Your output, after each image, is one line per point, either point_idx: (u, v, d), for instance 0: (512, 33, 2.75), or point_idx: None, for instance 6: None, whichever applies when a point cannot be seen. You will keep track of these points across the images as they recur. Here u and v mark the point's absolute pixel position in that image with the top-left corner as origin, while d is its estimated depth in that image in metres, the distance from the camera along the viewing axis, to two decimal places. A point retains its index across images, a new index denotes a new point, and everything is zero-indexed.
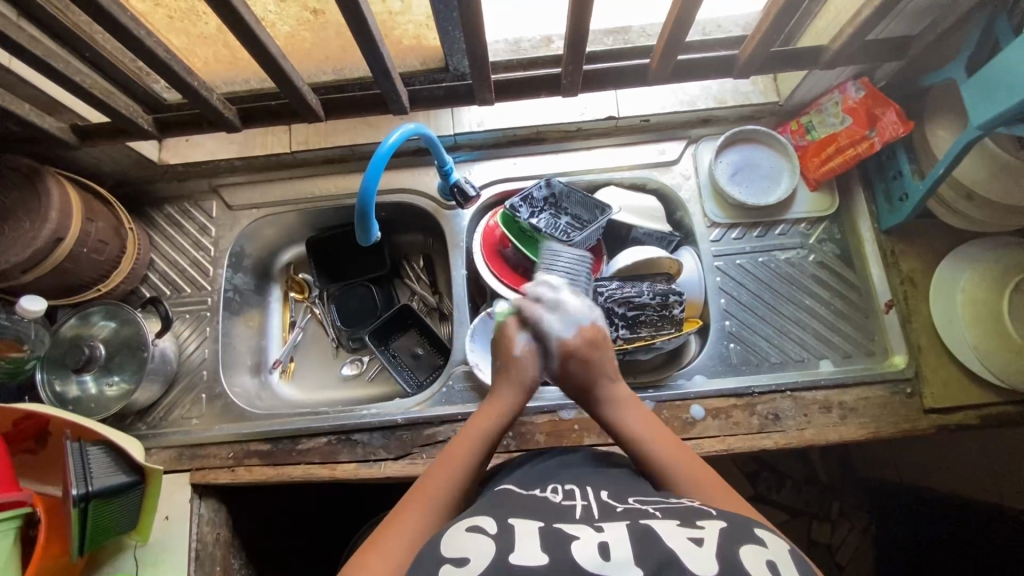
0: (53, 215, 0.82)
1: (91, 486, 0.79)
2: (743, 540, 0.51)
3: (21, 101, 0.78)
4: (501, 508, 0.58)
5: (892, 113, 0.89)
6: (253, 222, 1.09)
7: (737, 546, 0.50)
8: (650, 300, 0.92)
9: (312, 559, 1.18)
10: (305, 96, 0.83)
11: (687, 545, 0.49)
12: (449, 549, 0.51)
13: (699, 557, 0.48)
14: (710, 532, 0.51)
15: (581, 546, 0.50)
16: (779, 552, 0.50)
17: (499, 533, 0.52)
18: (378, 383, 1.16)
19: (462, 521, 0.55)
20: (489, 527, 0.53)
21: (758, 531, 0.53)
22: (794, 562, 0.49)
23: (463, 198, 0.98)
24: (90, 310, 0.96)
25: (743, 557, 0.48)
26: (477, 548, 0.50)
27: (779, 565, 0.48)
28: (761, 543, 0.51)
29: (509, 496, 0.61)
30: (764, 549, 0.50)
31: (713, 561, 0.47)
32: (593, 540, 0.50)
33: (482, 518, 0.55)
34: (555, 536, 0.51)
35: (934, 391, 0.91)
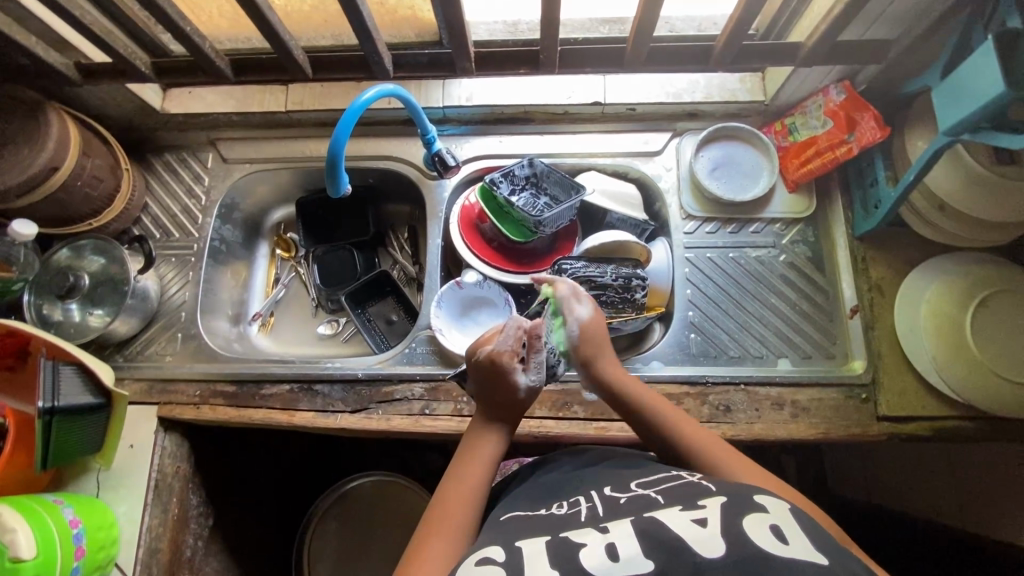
0: (50, 144, 0.87)
1: (57, 402, 0.83)
2: (744, 510, 0.53)
3: (28, 33, 0.83)
4: (508, 533, 0.59)
5: (870, 118, 0.90)
6: (246, 176, 1.13)
7: (739, 518, 0.52)
8: (612, 282, 0.94)
9: (270, 508, 1.22)
10: (294, 53, 0.86)
11: (690, 528, 0.52)
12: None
13: (701, 539, 0.50)
14: (712, 510, 0.53)
15: (589, 552, 0.52)
16: (780, 515, 0.52)
17: (509, 560, 0.53)
18: (350, 345, 1.19)
19: (474, 553, 0.55)
20: (499, 555, 0.54)
21: (758, 497, 0.55)
22: (795, 519, 0.52)
23: (443, 167, 1.01)
24: (82, 244, 1.01)
25: (747, 529, 0.50)
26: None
27: (782, 527, 0.50)
28: (762, 508, 0.53)
29: (517, 519, 0.61)
30: (766, 514, 0.52)
31: (718, 541, 0.49)
32: (599, 545, 0.53)
33: (491, 546, 0.56)
34: (566, 548, 0.53)
35: (890, 399, 0.91)
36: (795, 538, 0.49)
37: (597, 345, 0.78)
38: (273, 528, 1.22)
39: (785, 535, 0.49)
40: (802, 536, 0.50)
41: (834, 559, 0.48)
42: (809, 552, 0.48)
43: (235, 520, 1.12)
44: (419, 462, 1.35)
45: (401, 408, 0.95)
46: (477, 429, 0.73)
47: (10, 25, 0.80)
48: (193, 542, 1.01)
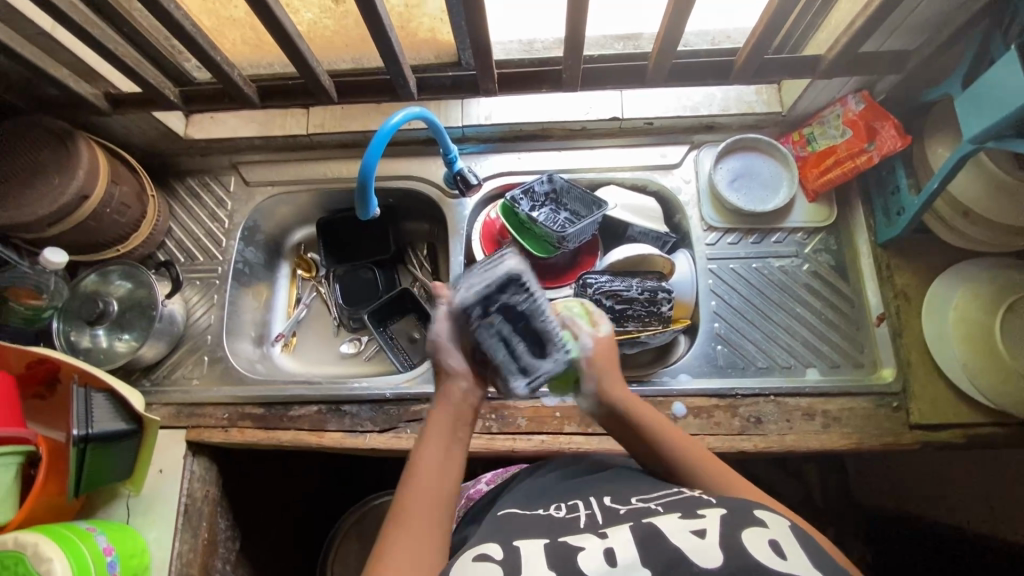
0: (81, 174, 0.88)
1: (91, 429, 0.83)
2: (745, 522, 0.53)
3: (59, 66, 0.84)
4: (505, 531, 0.58)
5: (891, 126, 0.90)
6: (268, 199, 1.15)
7: (739, 531, 0.52)
8: (638, 295, 0.94)
9: (294, 529, 1.21)
10: (320, 78, 0.87)
11: (689, 539, 0.51)
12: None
13: (700, 549, 0.50)
14: (711, 521, 0.53)
15: (587, 557, 0.52)
16: (780, 531, 0.52)
17: (506, 558, 0.53)
18: (373, 364, 1.19)
19: (470, 550, 0.55)
20: (497, 553, 0.54)
21: (758, 512, 0.55)
22: (795, 536, 0.52)
23: (465, 186, 1.02)
24: (109, 270, 1.02)
25: (747, 543, 0.50)
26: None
27: (782, 544, 0.50)
28: (762, 523, 0.53)
29: (513, 518, 0.61)
30: (765, 529, 0.52)
31: (716, 552, 0.49)
32: (598, 549, 0.53)
33: (487, 545, 0.56)
34: (563, 551, 0.53)
35: (921, 407, 0.91)
36: (793, 555, 0.49)
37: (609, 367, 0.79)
38: (298, 549, 1.22)
39: (786, 553, 0.49)
40: (802, 557, 0.49)
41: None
42: (807, 570, 0.48)
43: (262, 543, 1.12)
44: None
45: None
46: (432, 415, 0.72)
47: (43, 58, 0.81)
48: (223, 566, 1.01)
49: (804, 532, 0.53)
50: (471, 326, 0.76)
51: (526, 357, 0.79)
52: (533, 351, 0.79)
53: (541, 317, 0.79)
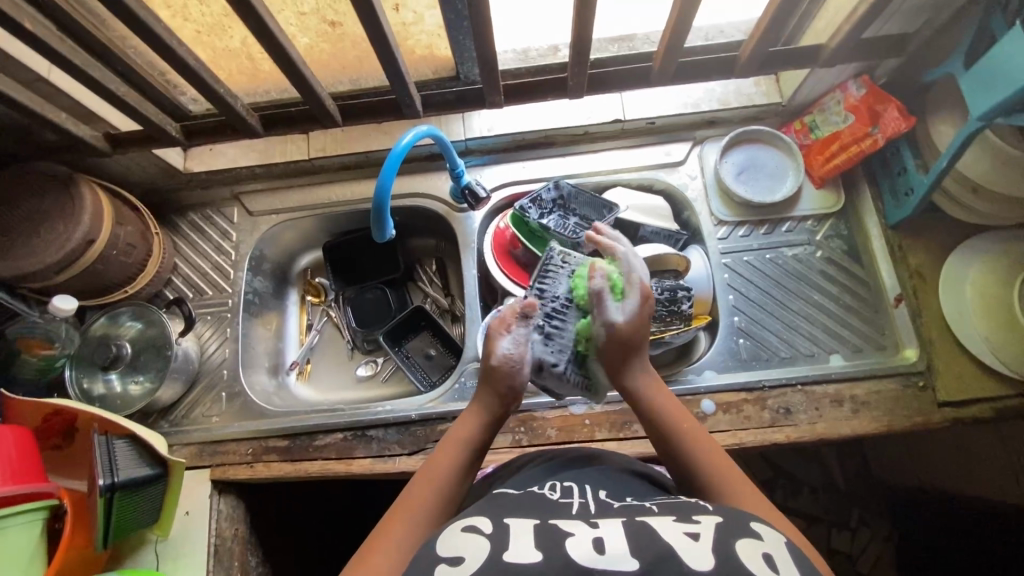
0: (86, 218, 0.86)
1: (117, 478, 0.81)
2: (739, 534, 0.52)
3: (58, 110, 0.83)
4: (498, 507, 0.58)
5: (893, 109, 0.91)
6: (273, 227, 1.13)
7: (733, 540, 0.51)
8: (659, 296, 0.94)
9: (324, 558, 1.20)
10: (325, 103, 0.87)
11: (683, 540, 0.50)
12: (446, 549, 0.52)
13: (692, 552, 0.49)
14: (706, 526, 0.53)
15: (576, 543, 0.51)
16: (776, 545, 0.51)
17: (494, 533, 0.53)
18: (391, 385, 1.18)
19: (461, 520, 0.55)
20: (487, 527, 0.54)
21: (754, 524, 0.54)
22: (789, 553, 0.51)
23: (474, 199, 1.02)
24: (118, 311, 0.99)
25: (740, 552, 0.49)
26: (474, 546, 0.51)
27: (776, 559, 0.49)
28: (757, 536, 0.52)
29: (504, 497, 0.61)
30: (759, 542, 0.51)
31: (708, 555, 0.48)
32: (587, 537, 0.51)
33: (477, 517, 0.56)
34: (553, 534, 0.52)
35: (947, 384, 0.91)
36: (785, 568, 0.48)
37: (635, 345, 0.75)
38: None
39: (779, 567, 0.48)
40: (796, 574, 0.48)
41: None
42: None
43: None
44: None
45: None
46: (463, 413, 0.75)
47: (41, 103, 0.80)
48: None
49: (798, 549, 0.52)
50: (549, 275, 0.87)
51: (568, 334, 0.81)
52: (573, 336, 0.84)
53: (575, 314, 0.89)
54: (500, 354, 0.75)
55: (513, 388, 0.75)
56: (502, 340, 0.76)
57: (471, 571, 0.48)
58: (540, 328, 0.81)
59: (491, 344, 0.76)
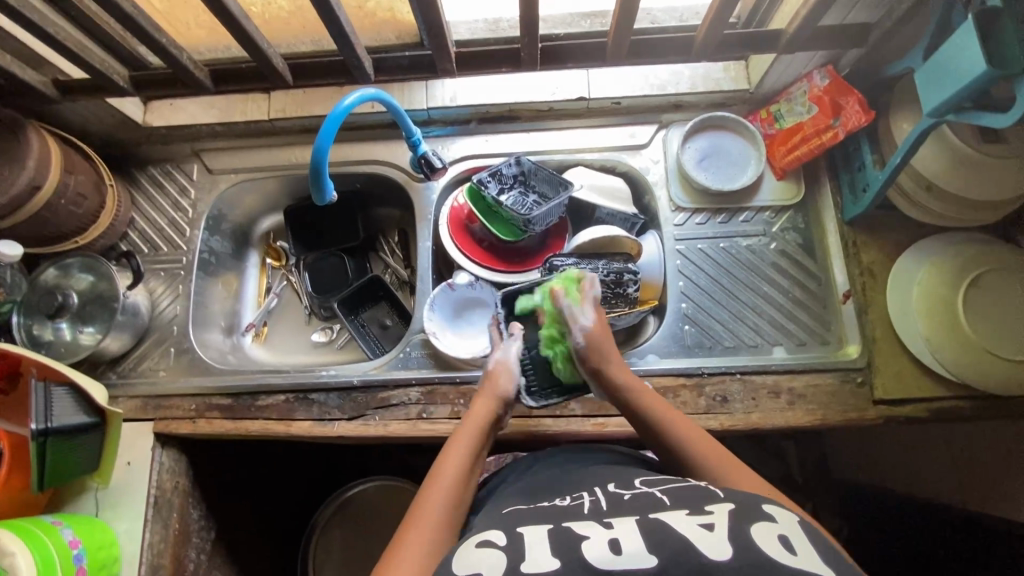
0: (30, 163, 0.86)
1: (51, 424, 0.83)
2: (753, 518, 0.54)
3: (3, 52, 0.81)
4: (511, 522, 0.61)
5: (855, 101, 0.90)
6: (232, 186, 1.12)
7: (747, 525, 0.53)
8: (604, 277, 0.94)
9: (274, 517, 1.23)
10: (273, 62, 0.85)
11: (698, 532, 0.53)
12: (462, 564, 0.54)
13: (710, 543, 0.51)
14: (720, 515, 0.55)
15: (592, 547, 0.53)
16: (787, 525, 0.54)
17: (508, 545, 0.55)
18: (345, 352, 1.18)
19: (474, 537, 0.58)
20: (500, 540, 0.57)
21: (766, 507, 0.57)
22: (803, 533, 0.54)
23: (430, 170, 1.00)
24: (69, 261, 1.00)
25: (755, 536, 0.52)
26: (490, 563, 0.53)
27: (790, 538, 0.52)
28: (771, 518, 0.55)
29: (519, 511, 0.63)
30: (774, 525, 0.54)
31: (725, 545, 0.51)
32: (604, 538, 0.54)
33: (491, 533, 0.59)
34: (568, 540, 0.55)
35: (885, 382, 0.92)
36: (802, 549, 0.51)
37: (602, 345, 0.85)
38: (275, 537, 1.22)
39: (793, 545, 0.51)
40: (810, 548, 0.52)
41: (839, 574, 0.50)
42: (816, 566, 0.50)
43: (239, 530, 1.13)
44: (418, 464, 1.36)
45: (398, 413, 0.95)
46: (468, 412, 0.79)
47: None
48: (196, 555, 1.02)
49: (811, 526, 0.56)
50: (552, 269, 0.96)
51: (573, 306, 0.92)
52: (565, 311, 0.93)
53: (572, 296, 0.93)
54: (493, 360, 0.88)
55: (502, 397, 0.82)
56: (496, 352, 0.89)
57: None
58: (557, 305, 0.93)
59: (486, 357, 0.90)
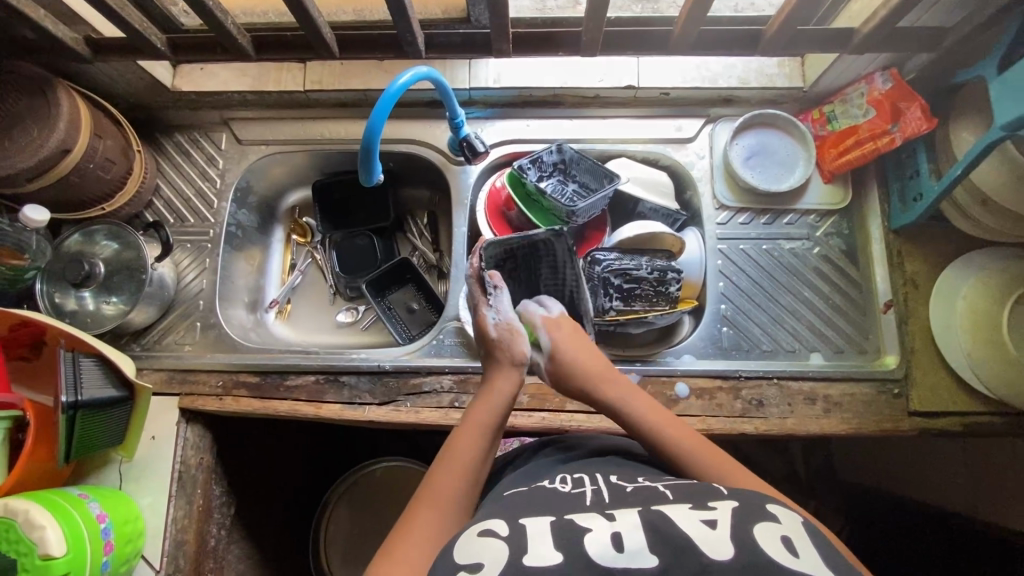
0: (61, 125, 0.82)
1: (80, 396, 0.80)
2: (757, 517, 0.53)
3: (35, 6, 0.77)
4: (510, 508, 0.59)
5: (916, 108, 0.88)
6: (261, 158, 1.09)
7: (751, 524, 0.51)
8: (647, 275, 0.92)
9: (291, 493, 1.23)
10: (322, 33, 0.80)
11: (701, 529, 0.51)
12: (463, 556, 0.51)
13: (711, 541, 0.49)
14: (722, 513, 0.53)
15: (595, 540, 0.51)
16: (791, 527, 0.52)
17: (511, 535, 0.53)
18: (371, 333, 1.16)
19: (476, 524, 0.55)
20: (501, 530, 0.54)
21: (770, 507, 0.55)
22: (806, 534, 0.52)
23: (471, 153, 0.98)
24: (93, 229, 0.97)
25: (757, 536, 0.50)
26: (493, 553, 0.51)
27: (793, 540, 0.50)
28: (774, 519, 0.53)
29: (518, 497, 0.62)
30: (777, 525, 0.52)
31: (727, 545, 0.49)
32: (607, 532, 0.52)
33: (493, 520, 0.56)
34: (570, 532, 0.53)
35: (921, 394, 0.91)
36: (806, 552, 0.49)
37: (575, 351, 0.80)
38: (291, 513, 1.23)
39: (796, 547, 0.49)
40: (813, 552, 0.50)
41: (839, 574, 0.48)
42: (818, 569, 0.48)
43: (258, 507, 1.13)
44: (435, 449, 1.35)
45: (430, 401, 0.94)
46: (488, 382, 0.78)
47: None
48: (217, 531, 1.01)
49: (814, 529, 0.53)
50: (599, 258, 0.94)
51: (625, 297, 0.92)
52: (622, 300, 0.92)
53: (622, 285, 0.92)
54: (493, 326, 0.83)
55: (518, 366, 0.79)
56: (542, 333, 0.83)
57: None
58: (614, 292, 0.92)
59: (480, 320, 0.85)
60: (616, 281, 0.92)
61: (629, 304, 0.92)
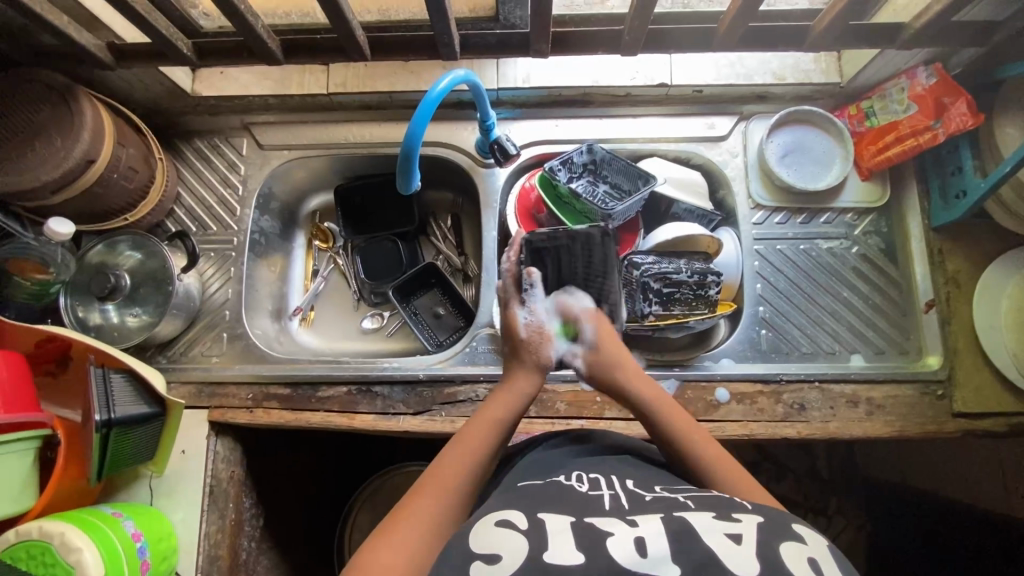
0: (85, 135, 0.79)
1: (114, 414, 0.78)
2: (783, 536, 0.51)
3: (58, 12, 0.74)
4: (529, 499, 0.58)
5: (962, 103, 0.86)
6: (284, 163, 1.06)
7: (777, 542, 0.50)
8: (687, 278, 0.90)
9: (315, 501, 1.21)
10: (354, 35, 0.78)
11: (725, 542, 0.49)
12: (480, 543, 0.51)
13: (736, 556, 0.47)
14: (747, 527, 0.51)
15: (618, 543, 0.50)
16: (818, 548, 0.50)
17: (530, 530, 0.52)
18: (397, 340, 1.14)
19: (494, 513, 0.55)
20: (520, 522, 0.53)
21: (796, 527, 0.53)
22: (832, 558, 0.50)
23: (502, 156, 0.95)
24: (117, 239, 0.94)
25: (784, 554, 0.48)
26: (512, 546, 0.50)
27: (820, 562, 0.48)
28: (799, 538, 0.51)
29: (535, 489, 0.60)
30: (803, 545, 0.50)
31: (752, 561, 0.47)
32: (629, 537, 0.50)
33: (511, 512, 0.55)
34: (591, 534, 0.51)
35: (965, 395, 0.89)
36: (830, 572, 0.48)
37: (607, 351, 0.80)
38: (316, 521, 1.21)
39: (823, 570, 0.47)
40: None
41: None
42: None
43: (285, 518, 1.11)
44: None
45: (465, 410, 0.92)
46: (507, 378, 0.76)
47: (39, 0, 0.71)
48: (248, 543, 0.99)
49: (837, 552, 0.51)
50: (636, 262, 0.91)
51: (666, 301, 0.89)
52: (661, 305, 0.89)
53: (661, 290, 0.89)
54: (525, 325, 0.80)
55: (539, 369, 0.77)
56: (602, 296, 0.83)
57: (511, 570, 0.48)
58: (652, 296, 0.89)
59: (510, 317, 0.81)
60: (655, 286, 0.89)
61: (669, 308, 0.90)
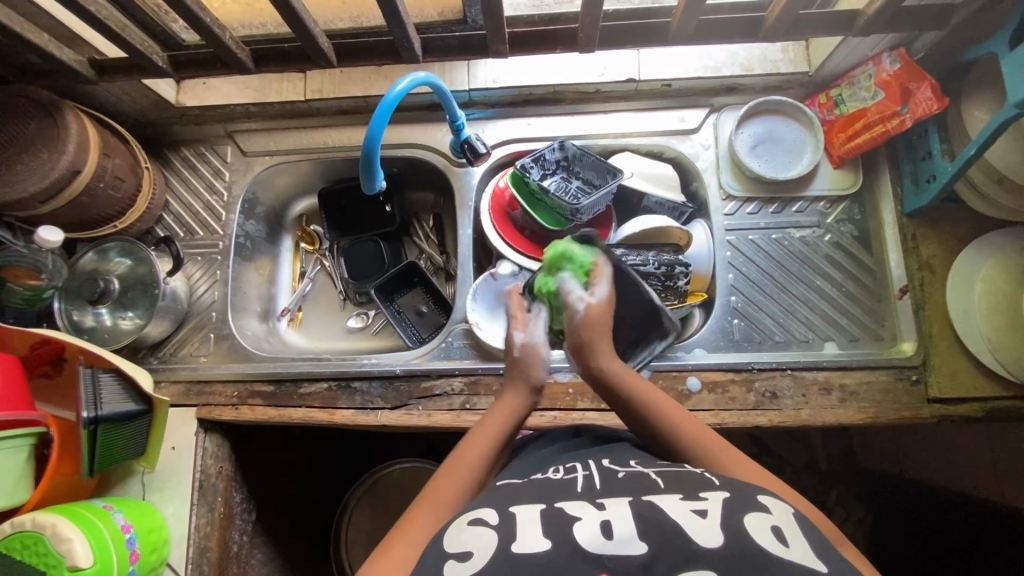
0: (70, 147, 0.83)
1: (101, 411, 0.82)
2: (746, 508, 0.52)
3: (40, 32, 0.79)
4: (501, 492, 0.58)
5: (927, 88, 0.85)
6: (267, 169, 1.10)
7: (741, 514, 0.51)
8: (655, 270, 0.90)
9: (307, 495, 1.24)
10: (318, 42, 0.81)
11: (691, 518, 0.51)
12: (452, 544, 0.52)
13: (699, 529, 0.49)
14: (713, 503, 0.52)
15: (583, 527, 0.51)
16: (782, 517, 0.51)
17: (500, 523, 0.53)
18: (382, 338, 1.17)
19: (466, 513, 0.56)
20: (491, 518, 0.54)
21: (762, 497, 0.54)
22: (796, 524, 0.51)
23: (473, 155, 0.97)
24: (107, 246, 0.99)
25: (747, 527, 0.50)
26: (482, 542, 0.51)
27: (784, 530, 0.50)
28: (765, 509, 0.52)
29: (509, 485, 0.60)
30: (767, 515, 0.51)
31: (716, 533, 0.49)
32: (596, 520, 0.52)
33: (484, 509, 0.56)
34: (560, 518, 0.53)
35: (940, 380, 0.89)
36: (795, 541, 0.49)
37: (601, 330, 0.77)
38: (309, 516, 1.24)
39: (786, 538, 0.49)
40: (801, 545, 0.49)
41: (833, 568, 0.47)
42: (809, 560, 0.47)
43: (277, 513, 1.14)
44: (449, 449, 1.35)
45: (441, 403, 0.94)
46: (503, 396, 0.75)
47: (21, 22, 0.76)
48: (239, 537, 1.03)
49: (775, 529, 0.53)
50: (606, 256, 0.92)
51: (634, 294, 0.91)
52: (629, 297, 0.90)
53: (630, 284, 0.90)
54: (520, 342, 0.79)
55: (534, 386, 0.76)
56: (518, 332, 0.79)
57: (477, 568, 0.49)
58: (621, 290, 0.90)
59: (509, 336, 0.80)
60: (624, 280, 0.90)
61: None
